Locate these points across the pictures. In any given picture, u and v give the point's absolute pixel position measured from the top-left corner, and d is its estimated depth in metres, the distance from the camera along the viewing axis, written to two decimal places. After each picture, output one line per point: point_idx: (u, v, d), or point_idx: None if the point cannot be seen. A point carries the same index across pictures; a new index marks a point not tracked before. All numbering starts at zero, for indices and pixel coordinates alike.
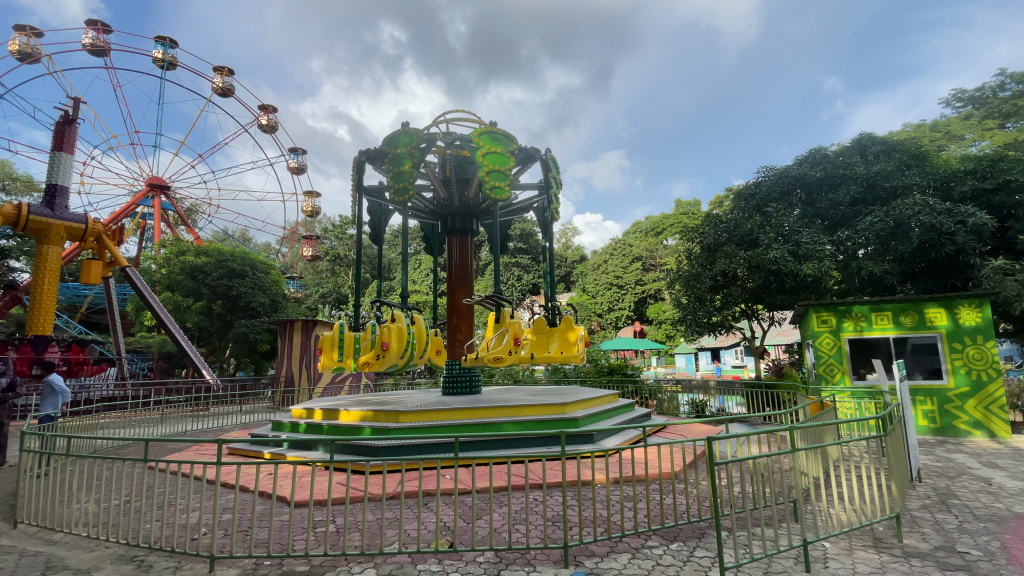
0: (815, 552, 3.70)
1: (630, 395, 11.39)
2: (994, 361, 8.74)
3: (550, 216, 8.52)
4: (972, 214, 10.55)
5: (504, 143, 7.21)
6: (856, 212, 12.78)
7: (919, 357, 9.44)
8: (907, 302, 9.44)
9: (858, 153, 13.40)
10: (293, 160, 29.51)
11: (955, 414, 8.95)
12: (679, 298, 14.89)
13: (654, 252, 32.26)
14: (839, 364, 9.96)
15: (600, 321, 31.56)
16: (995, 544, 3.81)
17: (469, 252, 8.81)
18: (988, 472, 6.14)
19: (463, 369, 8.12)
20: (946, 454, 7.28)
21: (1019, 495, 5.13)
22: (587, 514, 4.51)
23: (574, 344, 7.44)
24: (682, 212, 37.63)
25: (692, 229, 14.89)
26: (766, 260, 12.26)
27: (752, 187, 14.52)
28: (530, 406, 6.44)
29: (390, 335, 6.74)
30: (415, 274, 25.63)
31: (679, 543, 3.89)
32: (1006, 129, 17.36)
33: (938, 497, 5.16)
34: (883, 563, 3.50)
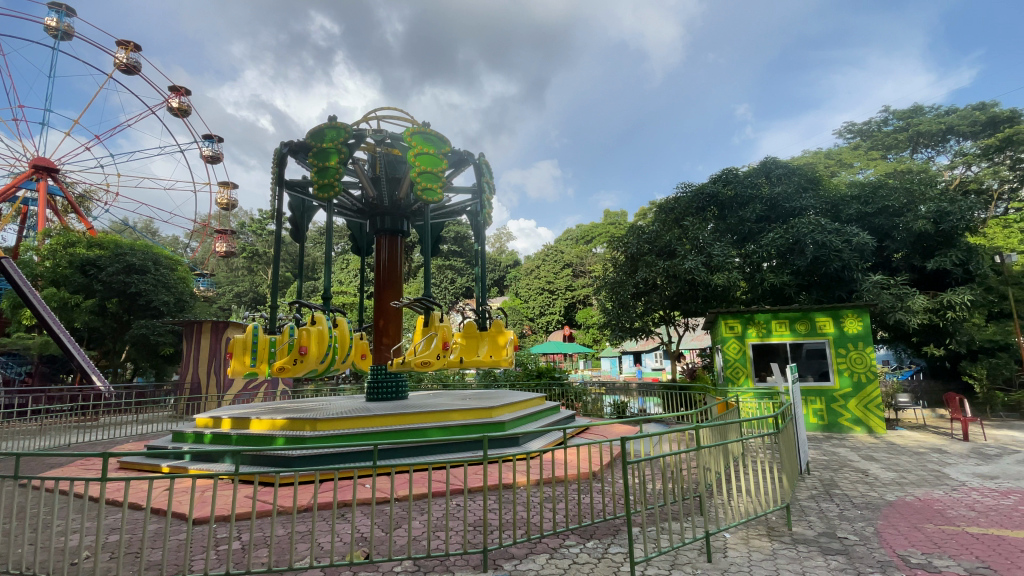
0: (717, 543, 3.97)
1: (557, 398, 11.64)
2: (871, 366, 9.88)
3: (482, 220, 8.51)
4: (856, 234, 11.89)
5: (437, 144, 7.08)
6: (761, 229, 13.93)
7: (810, 361, 10.50)
8: (801, 312, 10.49)
9: (764, 175, 14.54)
10: (208, 148, 27.39)
11: (839, 412, 9.99)
12: (604, 304, 15.48)
13: (583, 260, 33.38)
14: (744, 367, 10.81)
15: (531, 325, 32.04)
16: (869, 529, 4.30)
17: (398, 253, 8.60)
18: (865, 464, 6.93)
19: (388, 374, 7.89)
20: (831, 448, 8.13)
21: (889, 485, 5.83)
22: (510, 517, 4.57)
23: (503, 348, 7.49)
24: (610, 222, 39.27)
25: (617, 238, 15.59)
26: (682, 271, 13.08)
27: (672, 202, 15.54)
28: (456, 411, 6.37)
29: (309, 339, 6.38)
30: (341, 274, 24.60)
31: (595, 540, 4.03)
32: (887, 160, 19.74)
33: (823, 487, 5.75)
34: (774, 550, 3.83)
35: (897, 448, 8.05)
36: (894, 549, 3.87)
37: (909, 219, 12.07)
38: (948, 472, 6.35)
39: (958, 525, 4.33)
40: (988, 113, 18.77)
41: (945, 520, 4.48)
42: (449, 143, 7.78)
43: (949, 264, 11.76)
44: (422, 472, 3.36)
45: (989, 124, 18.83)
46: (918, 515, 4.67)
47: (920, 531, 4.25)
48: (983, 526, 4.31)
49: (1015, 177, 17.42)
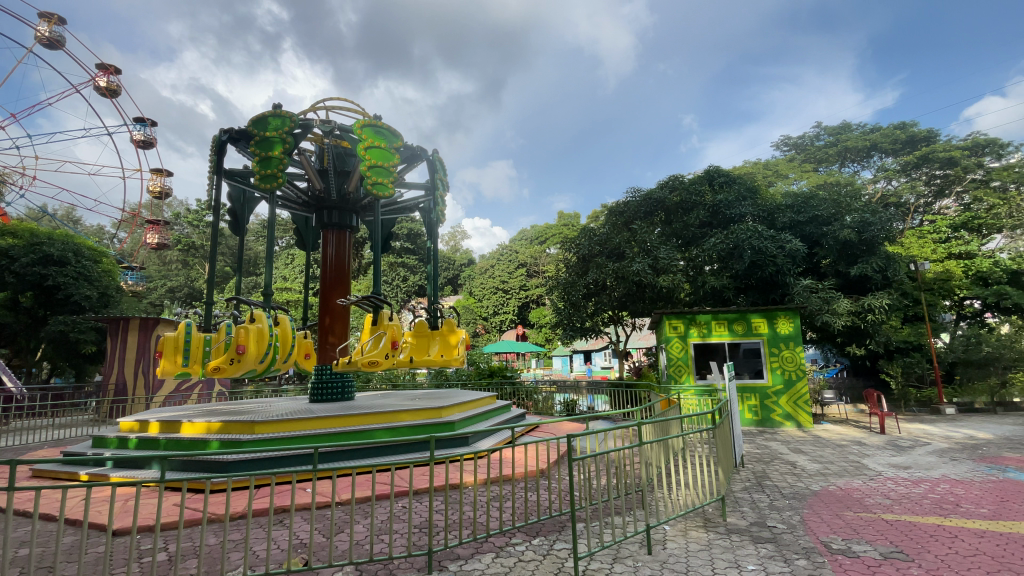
0: (656, 536, 4.11)
1: (508, 397, 11.69)
2: (801, 364, 10.54)
3: (435, 218, 8.41)
4: (789, 241, 12.62)
5: (388, 138, 6.97)
6: (703, 234, 14.61)
7: (746, 360, 11.08)
8: (739, 313, 11.06)
9: (708, 182, 15.21)
10: (140, 132, 25.55)
11: (772, 408, 10.61)
12: (556, 304, 15.70)
13: (537, 260, 33.74)
14: (686, 365, 11.27)
15: (484, 325, 32.04)
16: (795, 518, 4.59)
17: (346, 249, 8.34)
18: (794, 457, 7.41)
19: (334, 374, 7.63)
20: (764, 442, 8.64)
21: (815, 475, 6.26)
22: (455, 518, 4.56)
23: (455, 347, 7.43)
24: (564, 224, 39.92)
25: (569, 239, 15.87)
26: (630, 273, 13.46)
27: (622, 205, 15.98)
28: (404, 411, 6.28)
29: (248, 338, 6.07)
30: (285, 269, 23.60)
31: (541, 538, 4.07)
32: (818, 172, 21.20)
33: (756, 479, 6.09)
34: (710, 540, 4.00)
35: (823, 441, 8.64)
36: (817, 535, 4.15)
37: (836, 229, 12.97)
38: (866, 463, 6.89)
39: (875, 513, 4.71)
40: (907, 133, 20.51)
41: (863, 508, 4.87)
42: (401, 138, 7.63)
43: (871, 271, 12.72)
44: (373, 475, 3.24)
45: (907, 142, 20.55)
46: (839, 503, 5.04)
47: (841, 518, 4.58)
48: (896, 513, 4.70)
49: (928, 192, 19.14)
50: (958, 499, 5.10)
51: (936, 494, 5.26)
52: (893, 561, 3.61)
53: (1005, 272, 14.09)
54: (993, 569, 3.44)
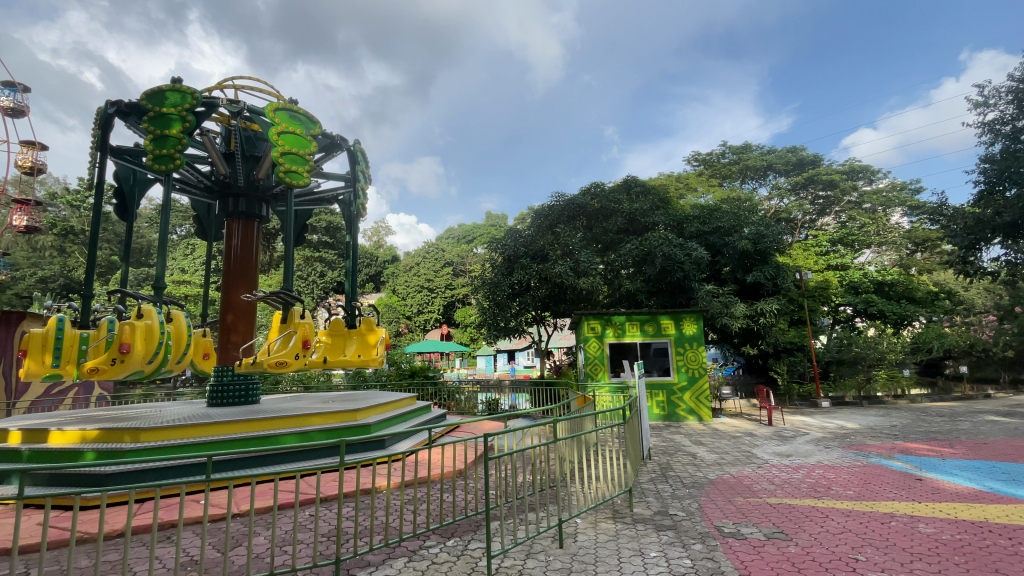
0: (568, 529, 4.25)
1: (429, 398, 11.50)
2: (702, 362, 11.42)
3: (355, 212, 8.09)
4: (695, 249, 13.59)
5: (304, 125, 6.62)
6: (620, 240, 15.35)
7: (655, 358, 11.81)
8: (649, 315, 11.76)
9: (625, 191, 15.93)
10: (7, 98, 22.09)
11: (677, 403, 11.38)
12: (481, 304, 15.70)
13: (464, 259, 33.62)
14: (602, 364, 11.76)
15: (408, 324, 31.38)
16: (694, 505, 4.96)
17: (254, 240, 7.77)
18: (695, 448, 8.00)
19: (236, 376, 7.08)
20: (670, 436, 9.24)
21: (712, 465, 6.79)
22: (366, 524, 4.43)
23: (373, 347, 7.19)
24: (491, 224, 40.12)
25: (495, 240, 15.95)
26: (553, 274, 13.80)
27: (546, 208, 16.33)
28: (314, 416, 5.99)
29: (133, 335, 5.42)
30: (185, 261, 21.48)
31: (456, 538, 4.05)
32: (723, 187, 23.07)
33: (661, 470, 6.50)
34: (617, 531, 4.20)
35: (720, 433, 9.39)
36: (712, 521, 4.51)
37: (735, 240, 14.19)
38: (755, 452, 7.60)
39: (761, 497, 5.21)
40: (797, 156, 22.92)
41: (752, 493, 5.37)
42: (319, 125, 7.25)
43: (764, 279, 14.06)
44: (286, 483, 2.99)
45: (797, 164, 22.95)
46: (732, 490, 5.51)
47: (733, 504, 5.02)
48: (779, 497, 5.24)
49: (813, 210, 21.49)
50: (829, 482, 5.79)
51: (811, 479, 5.94)
52: (775, 541, 4.00)
53: (871, 283, 16.20)
54: (855, 543, 3.93)
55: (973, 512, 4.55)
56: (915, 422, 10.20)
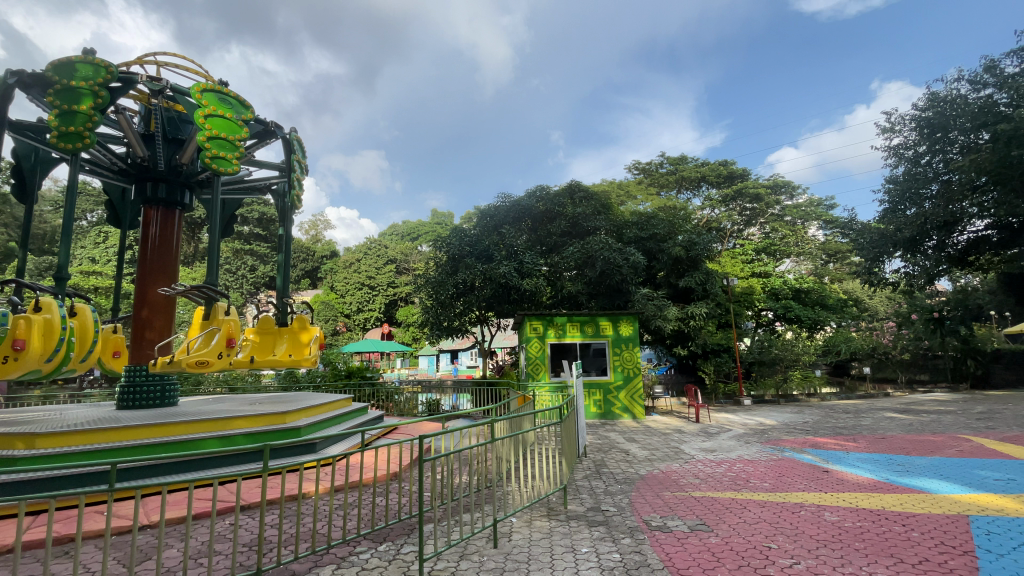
0: (503, 529, 4.27)
1: (366, 399, 11.15)
2: (637, 363, 11.88)
3: (290, 203, 7.71)
4: (633, 254, 14.10)
5: (234, 109, 6.22)
6: (564, 242, 15.68)
7: (594, 358, 12.10)
8: (589, 316, 12.07)
9: (569, 195, 16.23)
10: None
11: (613, 402, 11.76)
12: (423, 303, 15.45)
13: (408, 257, 32.97)
14: (543, 364, 11.93)
15: (346, 322, 30.35)
16: (625, 500, 5.14)
17: (175, 229, 7.21)
18: (628, 445, 8.30)
19: (151, 376, 6.54)
20: (605, 433, 9.53)
21: (643, 461, 7.07)
22: (292, 532, 4.23)
23: (305, 346, 6.89)
24: (436, 222, 39.65)
25: (440, 238, 15.73)
26: (497, 274, 13.84)
27: (492, 209, 16.33)
28: (238, 418, 5.63)
29: (28, 331, 4.85)
30: (95, 250, 19.55)
31: (387, 543, 3.96)
32: (660, 195, 24.13)
33: (595, 467, 6.68)
34: (550, 528, 4.28)
35: (652, 431, 9.80)
36: (640, 515, 4.69)
37: (670, 246, 14.92)
38: (683, 448, 8.01)
39: (687, 491, 5.49)
40: (727, 170, 24.37)
41: (679, 487, 5.64)
42: (251, 110, 6.86)
43: (694, 284, 14.87)
44: (217, 489, 2.80)
45: (727, 177, 24.39)
46: (660, 484, 5.77)
47: (661, 498, 5.25)
48: (703, 490, 5.54)
49: (741, 221, 22.97)
50: (748, 475, 6.20)
51: (733, 473, 6.33)
52: (698, 532, 4.23)
53: (789, 290, 17.55)
54: (769, 532, 4.23)
55: (872, 501, 5.02)
56: (824, 419, 11.15)
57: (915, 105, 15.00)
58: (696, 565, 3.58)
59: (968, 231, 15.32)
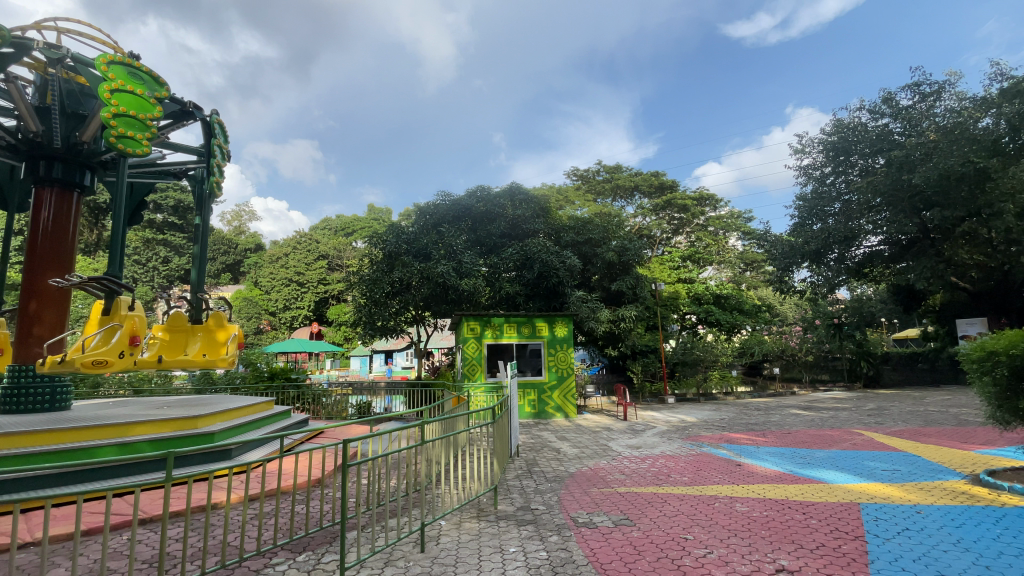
0: (431, 532, 4.19)
1: (291, 401, 10.55)
2: (571, 363, 12.17)
3: (208, 191, 7.15)
4: (569, 257, 14.49)
5: (146, 86, 5.68)
6: (503, 243, 15.76)
7: (530, 359, 12.23)
8: (526, 317, 12.20)
9: (509, 197, 16.33)
10: None
11: (546, 401, 11.95)
12: (356, 301, 14.92)
13: (341, 253, 31.74)
14: (479, 364, 11.91)
15: (270, 320, 28.70)
16: (554, 498, 5.23)
17: (72, 214, 6.47)
18: (559, 444, 8.46)
19: (39, 377, 5.82)
20: (538, 432, 9.66)
21: (573, 459, 7.24)
22: (199, 546, 3.92)
23: (222, 346, 6.44)
24: (372, 218, 38.49)
25: (376, 235, 15.27)
26: (434, 273, 13.64)
27: (431, 207, 16.14)
28: (141, 424, 5.12)
29: None
30: None
31: (307, 553, 3.76)
32: (596, 202, 24.94)
33: (527, 467, 6.75)
34: (479, 529, 4.26)
35: (582, 429, 10.05)
36: (568, 512, 4.80)
37: (604, 251, 15.45)
38: (611, 445, 8.30)
39: (614, 488, 5.68)
40: (658, 180, 25.62)
41: (606, 484, 5.83)
42: (167, 89, 6.30)
43: (625, 288, 15.49)
44: (108, 503, 2.54)
45: (658, 188, 25.62)
46: (588, 482, 5.93)
47: (588, 495, 5.39)
48: (628, 486, 5.75)
49: (669, 229, 24.23)
50: (670, 470, 6.54)
51: (656, 468, 6.63)
52: (622, 527, 4.38)
53: (711, 295, 18.76)
54: (686, 524, 4.46)
55: (779, 491, 5.44)
56: (739, 416, 11.98)
57: (823, 130, 16.53)
58: (619, 560, 3.70)
59: (865, 246, 17.13)
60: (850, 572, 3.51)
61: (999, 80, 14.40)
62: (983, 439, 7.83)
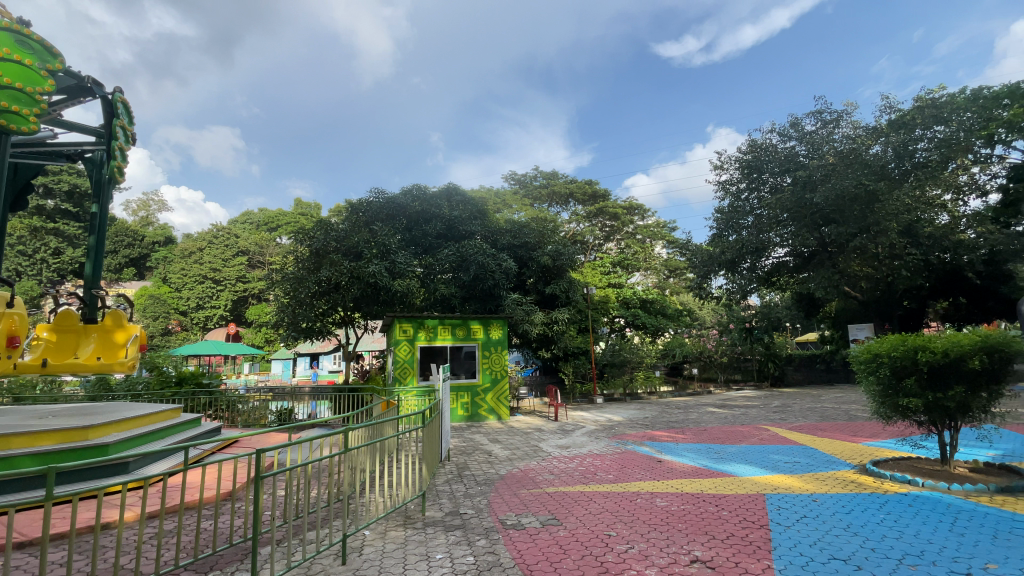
0: (353, 543, 4.03)
1: (201, 408, 9.65)
2: (505, 365, 12.23)
3: (108, 177, 6.42)
4: (505, 260, 14.59)
5: (37, 56, 4.96)
6: (438, 244, 15.57)
7: (464, 361, 12.15)
8: (461, 319, 12.11)
9: (446, 198, 16.22)
10: None
11: (479, 404, 11.91)
12: (280, 301, 14.12)
13: (263, 249, 29.88)
14: (411, 367, 11.68)
15: (180, 320, 26.44)
16: (483, 502, 5.21)
17: None
18: (491, 446, 8.47)
19: None
20: (470, 435, 9.60)
21: (504, 461, 7.27)
22: (87, 571, 3.52)
23: (121, 348, 5.80)
24: (299, 213, 36.60)
25: (303, 231, 14.50)
26: (365, 273, 13.18)
27: (363, 204, 15.64)
28: (16, 436, 4.52)
29: None
30: None
31: (215, 572, 3.49)
32: (532, 206, 25.33)
33: (457, 470, 6.68)
34: (405, 537, 4.16)
35: (514, 430, 10.12)
36: (497, 515, 4.80)
37: (539, 255, 15.71)
38: (541, 446, 8.43)
39: (542, 488, 5.76)
40: (592, 189, 26.50)
41: (535, 485, 5.89)
42: (63, 61, 5.59)
43: (559, 291, 15.84)
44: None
45: (592, 196, 26.50)
46: (518, 483, 5.97)
47: (517, 496, 5.43)
48: (557, 485, 5.87)
49: (601, 236, 25.10)
50: (597, 469, 6.74)
51: (584, 467, 6.81)
52: (549, 527, 4.45)
53: (638, 300, 19.67)
54: (610, 521, 4.62)
55: (695, 485, 5.79)
56: (661, 414, 12.62)
57: (740, 148, 17.88)
58: (544, 560, 3.75)
59: (773, 258, 18.69)
60: (756, 559, 3.78)
61: (887, 113, 16.38)
62: (869, 433, 8.80)
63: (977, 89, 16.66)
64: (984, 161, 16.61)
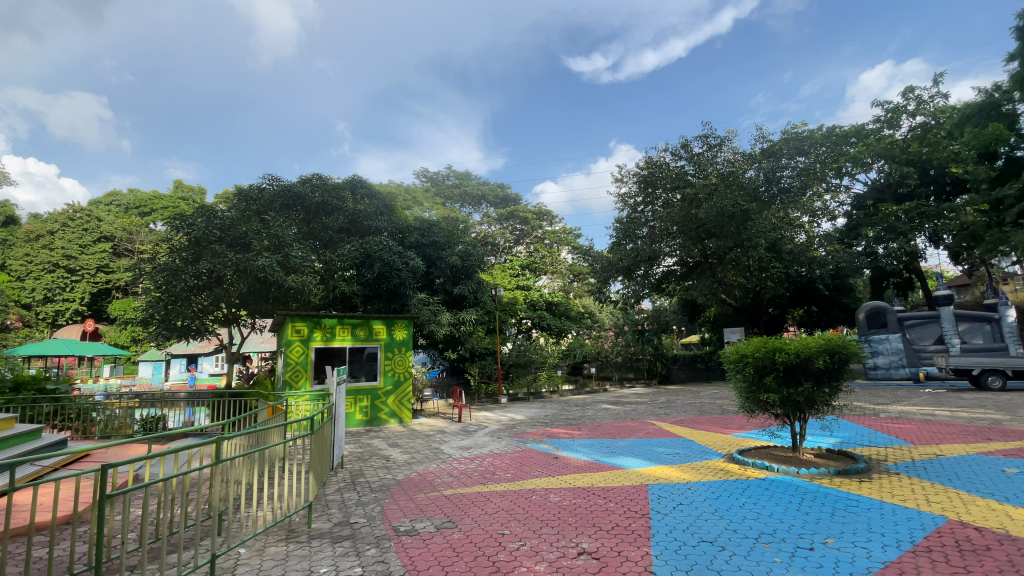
0: (224, 564, 3.68)
1: (42, 419, 8.32)
2: (408, 367, 11.96)
3: None
4: (412, 259, 14.22)
5: None
6: (340, 239, 14.85)
7: (365, 362, 11.67)
8: (362, 319, 11.63)
9: (350, 190, 15.46)
10: None
11: (380, 407, 11.51)
12: (148, 294, 12.57)
13: (134, 235, 26.35)
14: (305, 369, 10.99)
15: (21, 314, 22.48)
16: (376, 509, 5.03)
17: None
18: (389, 451, 8.21)
19: None
20: (367, 440, 9.24)
21: (402, 466, 7.08)
22: None
23: None
24: (180, 197, 32.84)
25: (180, 216, 12.95)
26: (253, 267, 12.14)
27: (255, 191, 14.45)
28: None
29: None
30: None
31: None
32: (443, 205, 25.03)
33: (350, 478, 6.38)
34: (287, 552, 3.90)
35: (415, 434, 9.90)
36: (390, 522, 4.66)
37: (448, 255, 15.58)
38: (442, 448, 8.33)
39: (440, 491, 5.69)
40: (503, 192, 26.88)
41: (432, 488, 5.81)
42: None
43: (467, 292, 15.81)
44: None
45: (503, 199, 26.87)
46: (415, 487, 5.85)
47: (413, 501, 5.33)
48: (454, 487, 5.84)
49: (512, 238, 25.57)
50: (495, 469, 6.81)
51: (483, 467, 6.85)
52: (443, 530, 4.42)
53: (543, 302, 20.39)
54: (504, 520, 4.69)
55: (586, 480, 6.08)
56: (561, 412, 13.11)
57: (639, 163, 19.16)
58: (436, 564, 3.71)
59: (663, 266, 20.20)
60: (636, 547, 4.05)
61: (760, 142, 18.52)
62: (737, 425, 9.84)
63: (832, 128, 19.66)
64: (834, 189, 19.45)
